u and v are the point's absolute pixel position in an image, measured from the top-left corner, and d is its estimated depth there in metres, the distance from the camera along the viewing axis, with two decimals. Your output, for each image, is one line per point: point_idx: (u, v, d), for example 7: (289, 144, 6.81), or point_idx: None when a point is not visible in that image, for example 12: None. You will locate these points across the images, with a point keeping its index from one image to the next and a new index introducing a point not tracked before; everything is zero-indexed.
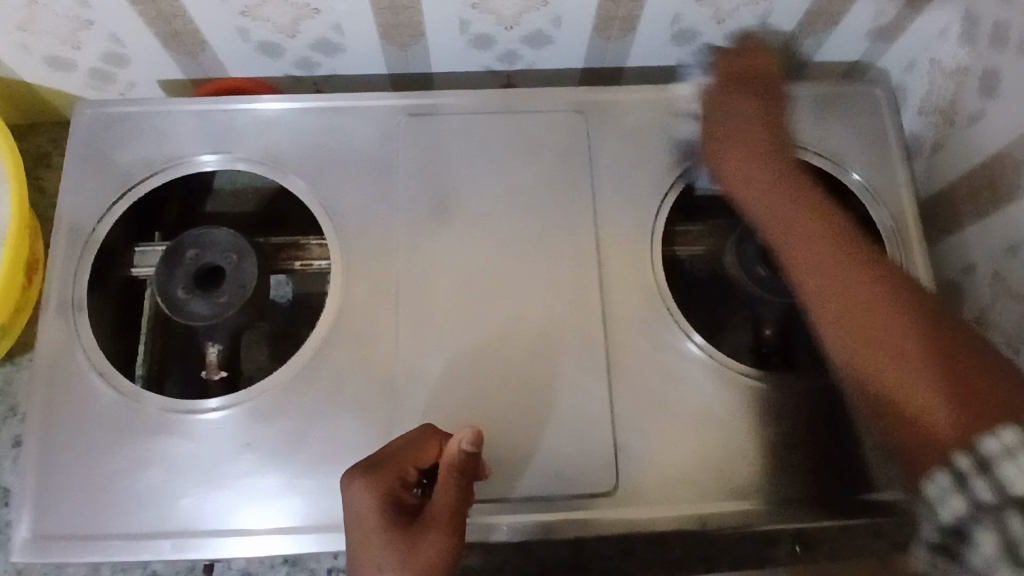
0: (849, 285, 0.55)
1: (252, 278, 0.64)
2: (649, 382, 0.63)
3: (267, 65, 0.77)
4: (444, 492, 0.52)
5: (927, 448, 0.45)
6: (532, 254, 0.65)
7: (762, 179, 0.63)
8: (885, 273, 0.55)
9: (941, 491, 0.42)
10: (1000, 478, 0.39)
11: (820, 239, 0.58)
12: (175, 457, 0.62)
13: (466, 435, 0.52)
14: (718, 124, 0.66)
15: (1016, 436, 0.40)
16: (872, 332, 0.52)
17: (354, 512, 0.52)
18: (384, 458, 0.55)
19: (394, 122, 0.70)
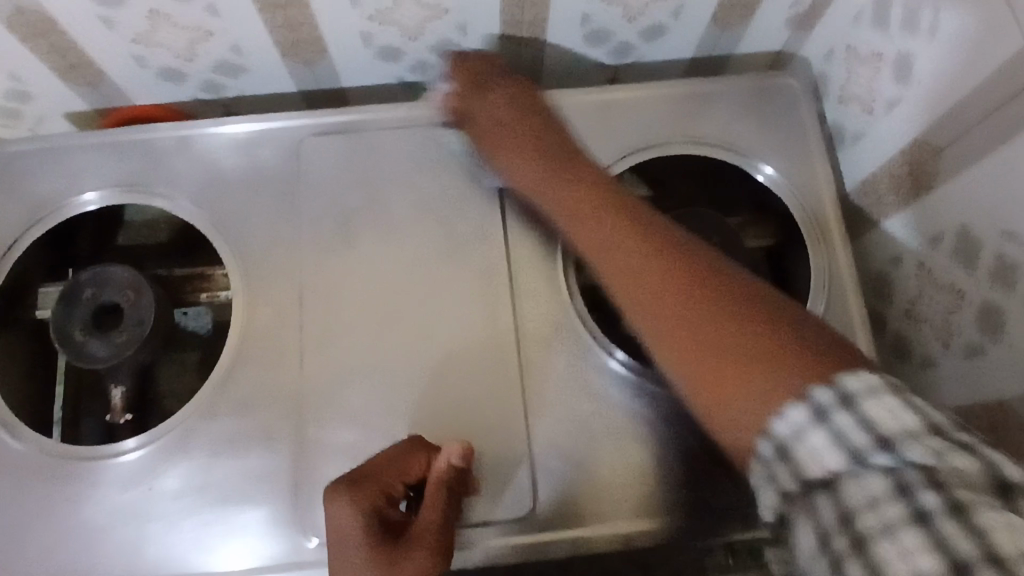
0: (622, 254, 0.54)
1: (150, 314, 0.62)
2: (567, 400, 0.61)
3: (171, 91, 0.74)
4: (430, 508, 0.54)
5: (727, 410, 0.44)
6: (442, 274, 0.64)
7: (542, 168, 0.61)
8: (653, 240, 0.53)
9: (761, 480, 0.42)
10: (796, 463, 0.40)
11: (583, 207, 0.58)
12: (92, 507, 0.58)
13: (454, 449, 0.55)
14: (476, 118, 0.66)
15: (801, 411, 0.40)
16: (627, 295, 0.52)
17: (338, 527, 0.52)
18: (369, 473, 0.55)
19: (300, 142, 0.67)
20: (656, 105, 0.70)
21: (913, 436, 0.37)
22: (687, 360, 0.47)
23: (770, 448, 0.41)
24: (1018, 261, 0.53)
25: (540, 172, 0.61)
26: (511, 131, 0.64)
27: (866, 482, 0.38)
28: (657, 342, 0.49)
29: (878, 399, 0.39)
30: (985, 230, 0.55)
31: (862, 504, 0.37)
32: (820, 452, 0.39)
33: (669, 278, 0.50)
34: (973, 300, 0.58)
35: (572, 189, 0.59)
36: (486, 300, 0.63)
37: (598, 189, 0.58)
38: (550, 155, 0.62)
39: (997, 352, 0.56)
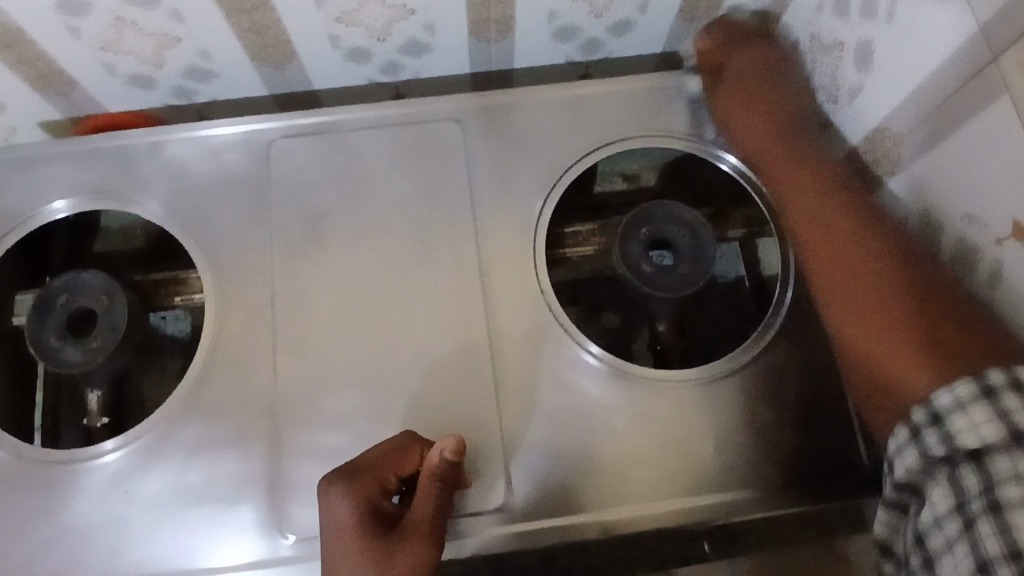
0: (815, 239, 0.62)
1: (124, 318, 0.62)
2: (541, 395, 0.62)
3: (143, 98, 0.74)
4: (423, 502, 0.54)
5: (914, 380, 0.53)
6: (415, 273, 0.64)
7: (770, 142, 0.68)
8: (857, 240, 0.60)
9: (899, 446, 0.50)
10: (950, 431, 0.47)
11: (802, 190, 0.64)
12: (73, 510, 0.58)
13: (448, 444, 0.53)
14: (732, 74, 0.70)
15: (966, 388, 0.47)
16: (841, 300, 0.59)
17: (333, 520, 0.52)
18: (366, 464, 0.55)
19: (270, 145, 0.67)
20: (626, 100, 0.72)
21: (1000, 444, 0.45)
22: (865, 339, 0.57)
23: (925, 417, 0.49)
24: (979, 243, 0.54)
25: (776, 145, 0.67)
26: (741, 100, 0.69)
27: (1016, 461, 0.45)
28: (840, 318, 0.59)
29: (990, 401, 0.46)
30: (947, 214, 0.56)
31: (980, 447, 0.46)
32: (976, 426, 0.46)
33: (876, 277, 0.58)
34: None
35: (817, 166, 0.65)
36: (461, 296, 0.64)
37: (802, 166, 0.65)
38: (778, 121, 0.68)
39: None
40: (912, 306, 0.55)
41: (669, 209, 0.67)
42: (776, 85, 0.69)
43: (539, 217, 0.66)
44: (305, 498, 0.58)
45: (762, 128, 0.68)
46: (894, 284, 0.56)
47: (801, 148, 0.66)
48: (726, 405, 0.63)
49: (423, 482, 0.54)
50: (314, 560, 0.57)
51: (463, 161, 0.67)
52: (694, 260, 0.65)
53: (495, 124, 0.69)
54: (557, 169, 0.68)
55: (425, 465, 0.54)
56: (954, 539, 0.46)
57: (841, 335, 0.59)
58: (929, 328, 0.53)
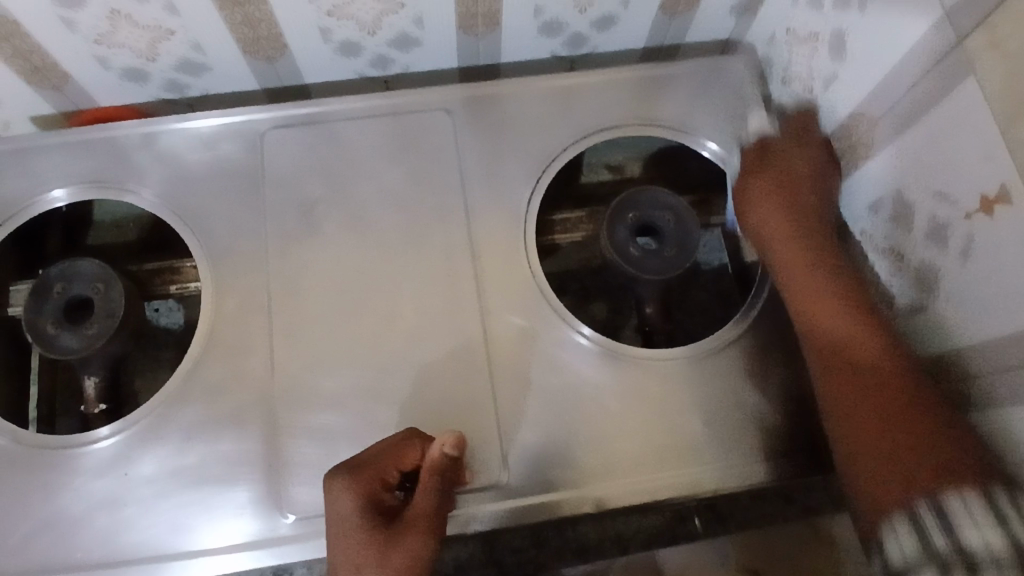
0: (825, 337, 0.61)
1: (120, 305, 0.63)
2: (532, 375, 0.64)
3: (135, 91, 0.75)
4: (424, 496, 0.54)
5: (920, 467, 0.52)
6: (408, 257, 0.66)
7: (782, 204, 0.66)
8: (878, 374, 0.57)
9: (899, 540, 0.51)
10: (953, 529, 0.49)
11: (806, 268, 0.63)
12: (69, 495, 0.59)
13: (448, 440, 0.56)
14: (773, 164, 0.69)
15: (976, 506, 0.48)
16: (848, 420, 0.57)
17: (335, 512, 0.53)
18: (367, 460, 0.55)
19: (263, 135, 0.69)
20: (614, 90, 0.73)
21: (991, 552, 0.47)
22: (874, 431, 0.55)
23: (929, 512, 0.50)
24: (950, 218, 0.56)
25: (784, 212, 0.66)
26: (770, 188, 0.67)
27: (994, 539, 0.47)
28: (840, 401, 0.58)
29: (985, 507, 0.48)
30: (919, 193, 0.59)
31: (980, 554, 0.48)
32: (979, 527, 0.48)
33: (887, 395, 0.56)
34: (912, 261, 0.61)
35: (815, 244, 0.64)
36: (454, 281, 0.65)
37: (812, 259, 0.64)
38: (797, 187, 0.67)
39: (932, 309, 0.59)
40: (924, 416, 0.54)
41: (654, 194, 0.68)
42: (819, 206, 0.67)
43: (529, 203, 0.68)
44: (302, 480, 0.59)
45: (783, 208, 0.66)
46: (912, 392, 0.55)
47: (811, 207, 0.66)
48: (712, 383, 0.65)
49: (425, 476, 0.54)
50: (311, 539, 0.58)
51: (453, 149, 0.69)
52: (678, 243, 0.67)
53: (484, 114, 0.70)
54: (546, 157, 0.70)
55: (427, 460, 0.55)
56: None
57: (839, 411, 0.58)
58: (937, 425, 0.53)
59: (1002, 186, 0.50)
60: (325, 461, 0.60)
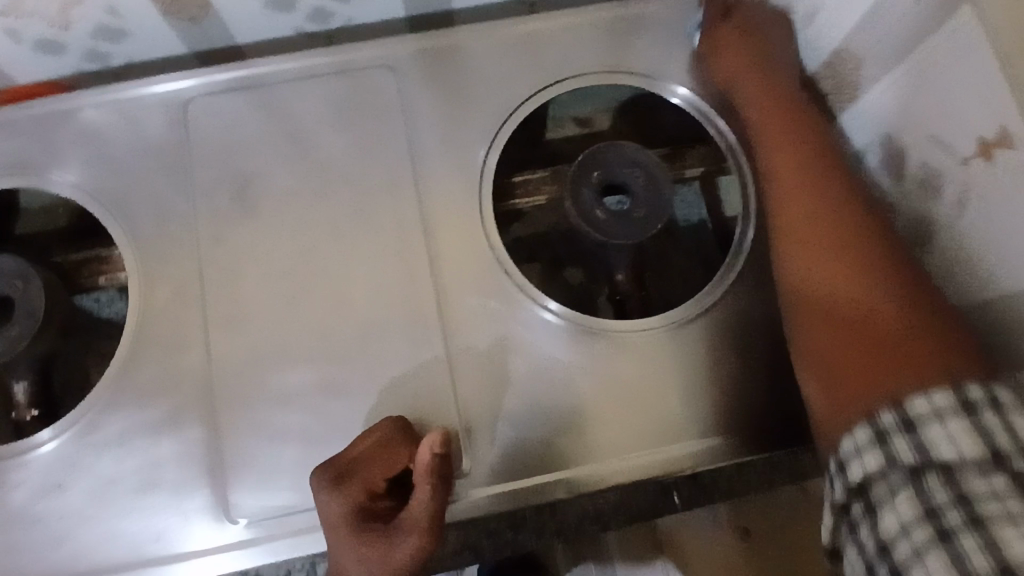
0: (815, 273, 0.56)
1: (42, 303, 0.57)
2: (494, 355, 0.59)
3: (52, 63, 0.68)
4: (418, 500, 0.49)
5: (895, 393, 0.48)
6: (354, 235, 0.60)
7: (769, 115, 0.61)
8: (853, 294, 0.54)
9: (857, 448, 0.47)
10: (925, 441, 0.45)
11: (793, 208, 0.58)
12: (3, 505, 0.55)
13: (432, 439, 0.49)
14: (736, 31, 0.63)
15: (945, 399, 0.45)
16: (823, 345, 0.54)
17: (328, 521, 0.50)
18: (349, 468, 0.50)
19: (187, 105, 0.62)
20: (574, 34, 0.66)
21: (969, 463, 0.43)
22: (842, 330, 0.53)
23: (894, 422, 0.46)
24: (943, 165, 0.50)
25: (777, 136, 0.60)
26: (761, 87, 0.62)
27: (988, 477, 0.43)
28: (817, 353, 0.54)
29: (944, 421, 0.44)
30: (911, 136, 0.53)
31: (955, 462, 0.44)
32: (955, 440, 0.44)
33: (858, 318, 0.53)
34: (905, 212, 0.55)
35: (817, 169, 0.59)
36: (403, 256, 0.60)
37: (809, 195, 0.58)
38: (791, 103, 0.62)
39: (933, 263, 0.54)
40: (900, 321, 0.51)
41: (622, 152, 0.62)
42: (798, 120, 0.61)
43: (483, 168, 0.62)
44: (257, 477, 0.55)
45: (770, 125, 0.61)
46: (881, 298, 0.52)
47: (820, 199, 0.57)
48: (687, 354, 0.60)
49: (416, 484, 0.49)
50: (270, 541, 0.54)
51: (400, 112, 0.63)
52: (649, 205, 0.62)
53: (432, 69, 0.64)
54: (500, 114, 0.63)
55: (414, 465, 0.50)
56: (924, 546, 0.43)
57: (814, 362, 0.54)
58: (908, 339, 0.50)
59: (1001, 129, 0.44)
60: (273, 458, 0.55)
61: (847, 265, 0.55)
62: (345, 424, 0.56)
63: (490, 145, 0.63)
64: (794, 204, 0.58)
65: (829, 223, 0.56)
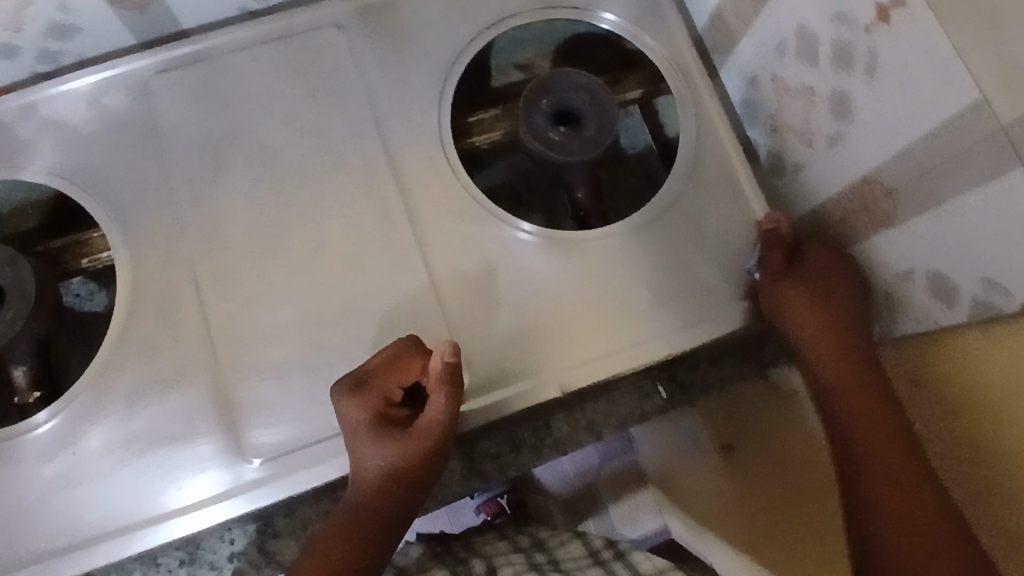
0: (881, 482, 0.57)
1: (33, 284, 0.59)
2: (475, 278, 0.63)
3: (3, 67, 0.69)
4: (434, 407, 0.55)
5: None
6: (327, 184, 0.63)
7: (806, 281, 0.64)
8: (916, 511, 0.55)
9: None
10: None
11: (820, 335, 0.63)
12: (20, 484, 0.57)
13: (444, 348, 0.55)
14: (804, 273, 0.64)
15: None
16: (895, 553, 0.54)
17: (348, 425, 0.55)
18: (369, 378, 0.55)
19: (147, 84, 0.64)
20: None
21: None
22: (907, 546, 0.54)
23: None
24: (852, 39, 0.56)
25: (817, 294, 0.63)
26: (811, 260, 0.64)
27: None
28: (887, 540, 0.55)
29: None
30: (821, 21, 0.58)
31: None
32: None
33: (923, 527, 0.54)
34: (823, 91, 0.61)
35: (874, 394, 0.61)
36: (377, 199, 0.63)
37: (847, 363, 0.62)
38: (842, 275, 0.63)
39: (855, 134, 0.59)
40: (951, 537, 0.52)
41: (567, 78, 0.67)
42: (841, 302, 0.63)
43: (441, 110, 0.66)
44: (268, 420, 0.58)
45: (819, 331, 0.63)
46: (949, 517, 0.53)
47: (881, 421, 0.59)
48: (650, 253, 0.65)
49: (432, 389, 0.55)
50: (285, 476, 0.58)
51: (355, 69, 0.66)
52: (598, 123, 0.66)
53: (377, 27, 0.67)
54: (449, 60, 0.67)
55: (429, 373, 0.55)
56: None
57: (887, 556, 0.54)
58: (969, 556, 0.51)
59: None
60: (281, 400, 0.58)
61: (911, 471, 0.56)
62: (343, 358, 0.59)
63: (444, 88, 0.67)
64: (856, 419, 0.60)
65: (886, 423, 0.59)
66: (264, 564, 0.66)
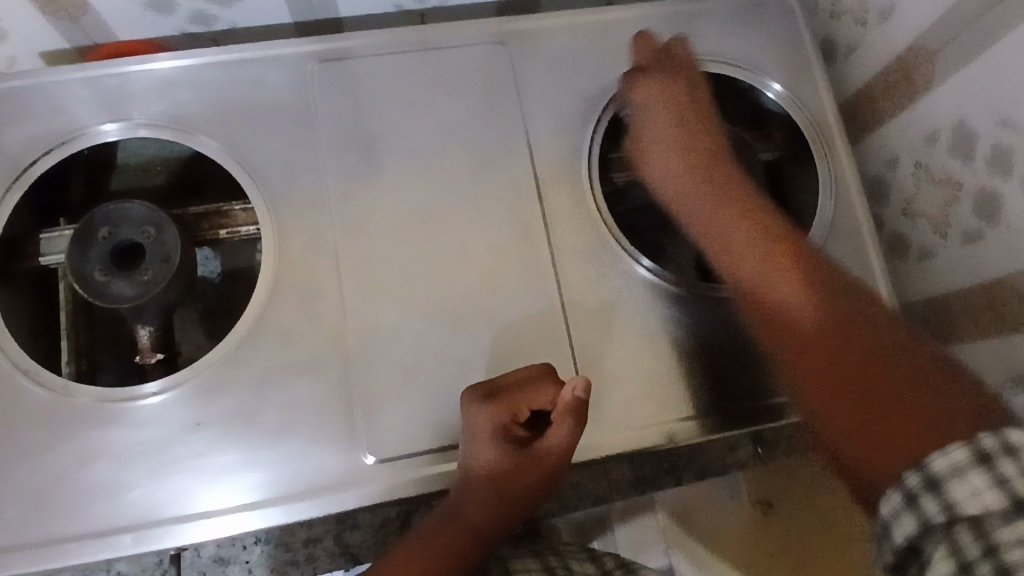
0: (786, 320, 0.54)
1: (178, 249, 0.60)
2: (602, 311, 0.63)
3: (157, 23, 0.70)
4: (555, 434, 0.56)
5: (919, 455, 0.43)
6: (472, 199, 0.64)
7: (672, 145, 0.63)
8: (831, 323, 0.52)
9: (895, 511, 0.41)
10: (950, 500, 0.39)
11: (704, 194, 0.61)
12: (122, 445, 0.57)
13: (577, 383, 0.55)
14: (649, 107, 0.65)
15: (962, 452, 0.40)
16: (822, 392, 0.50)
17: (471, 431, 0.56)
18: (503, 390, 0.57)
19: (306, 68, 0.65)
20: (666, 22, 0.71)
21: (998, 516, 0.38)
22: (826, 389, 0.50)
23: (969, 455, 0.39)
24: (1014, 145, 0.57)
25: (705, 196, 0.61)
26: (695, 188, 0.61)
27: (980, 488, 0.38)
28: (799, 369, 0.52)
29: (965, 477, 0.39)
30: (983, 121, 0.59)
31: (979, 516, 0.38)
32: (978, 493, 0.38)
33: (848, 364, 0.49)
34: (969, 187, 0.62)
35: (799, 257, 0.56)
36: (521, 222, 0.64)
37: (801, 265, 0.55)
38: (696, 126, 0.63)
39: (993, 234, 0.61)
40: (872, 358, 0.49)
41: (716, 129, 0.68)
42: (695, 117, 0.64)
43: (592, 140, 0.67)
44: (385, 418, 0.59)
45: (671, 149, 0.63)
46: (862, 331, 0.51)
47: (781, 264, 0.55)
48: None
49: (557, 418, 0.56)
50: (395, 481, 0.58)
51: (511, 83, 0.67)
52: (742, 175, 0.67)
53: (530, 48, 0.68)
54: (602, 93, 0.68)
55: (558, 403, 0.56)
56: (962, 469, 0.39)
57: (820, 405, 0.50)
58: (893, 372, 0.48)
59: None
60: (400, 401, 0.59)
61: (825, 304, 0.53)
62: (468, 372, 0.60)
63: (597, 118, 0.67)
64: (740, 236, 0.58)
65: (799, 268, 0.55)
66: (339, 553, 0.69)
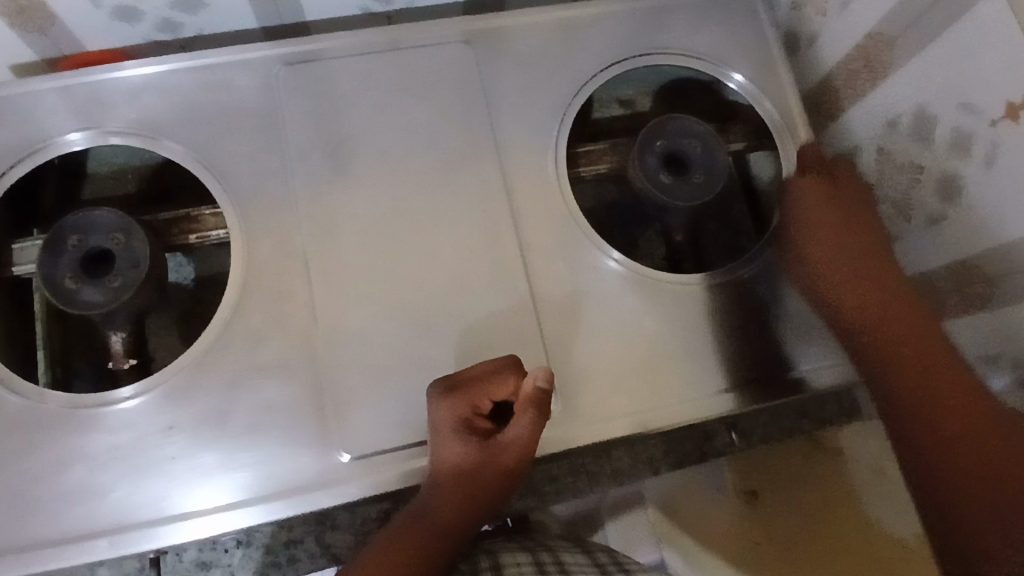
0: (911, 407, 0.58)
1: (147, 254, 0.60)
2: (571, 304, 0.64)
3: (123, 31, 0.70)
4: (518, 425, 0.56)
5: None
6: (441, 197, 0.64)
7: (819, 228, 0.65)
8: (959, 416, 0.55)
9: None
10: None
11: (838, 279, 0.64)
12: (97, 450, 0.57)
13: (539, 374, 0.55)
14: (796, 197, 0.67)
15: None
16: (941, 473, 0.55)
17: (434, 424, 0.57)
18: (465, 383, 0.57)
19: (273, 72, 0.66)
20: (630, 18, 0.72)
21: None
22: (946, 471, 0.54)
23: None
24: (972, 128, 0.58)
25: (842, 289, 0.63)
26: (830, 280, 0.64)
27: None
28: (923, 446, 0.56)
29: None
30: (942, 107, 0.60)
31: None
32: None
33: (975, 455, 0.54)
34: (931, 171, 0.63)
35: (932, 343, 0.59)
36: (490, 217, 0.64)
37: (932, 352, 0.59)
38: (847, 206, 0.66)
39: (955, 217, 0.62)
40: (1001, 448, 0.53)
41: (682, 123, 0.68)
42: (841, 200, 0.66)
43: (559, 136, 0.68)
44: (360, 416, 0.59)
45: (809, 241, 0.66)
46: (994, 426, 0.54)
47: (909, 363, 0.59)
48: (742, 302, 0.66)
49: (519, 411, 0.56)
50: (372, 477, 0.58)
51: (480, 83, 0.67)
52: (706, 169, 0.67)
53: (497, 47, 0.68)
54: (569, 90, 0.69)
55: (520, 395, 0.56)
56: None
57: (934, 481, 0.55)
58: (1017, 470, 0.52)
59: None
60: (375, 399, 0.59)
61: (956, 393, 0.56)
62: (440, 367, 0.60)
63: (563, 113, 0.68)
64: (872, 336, 0.61)
65: (932, 360, 0.58)
66: (320, 554, 0.70)
